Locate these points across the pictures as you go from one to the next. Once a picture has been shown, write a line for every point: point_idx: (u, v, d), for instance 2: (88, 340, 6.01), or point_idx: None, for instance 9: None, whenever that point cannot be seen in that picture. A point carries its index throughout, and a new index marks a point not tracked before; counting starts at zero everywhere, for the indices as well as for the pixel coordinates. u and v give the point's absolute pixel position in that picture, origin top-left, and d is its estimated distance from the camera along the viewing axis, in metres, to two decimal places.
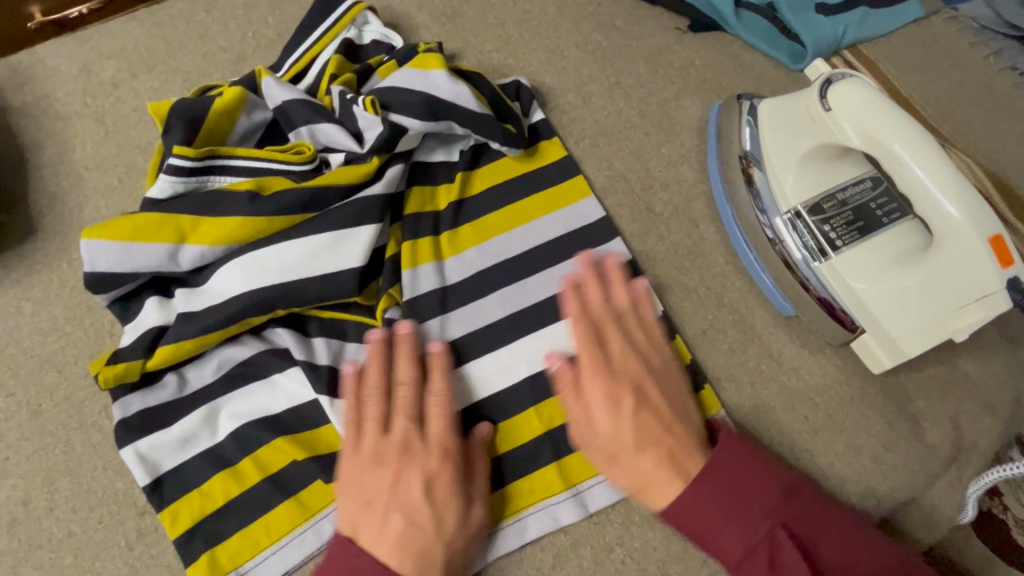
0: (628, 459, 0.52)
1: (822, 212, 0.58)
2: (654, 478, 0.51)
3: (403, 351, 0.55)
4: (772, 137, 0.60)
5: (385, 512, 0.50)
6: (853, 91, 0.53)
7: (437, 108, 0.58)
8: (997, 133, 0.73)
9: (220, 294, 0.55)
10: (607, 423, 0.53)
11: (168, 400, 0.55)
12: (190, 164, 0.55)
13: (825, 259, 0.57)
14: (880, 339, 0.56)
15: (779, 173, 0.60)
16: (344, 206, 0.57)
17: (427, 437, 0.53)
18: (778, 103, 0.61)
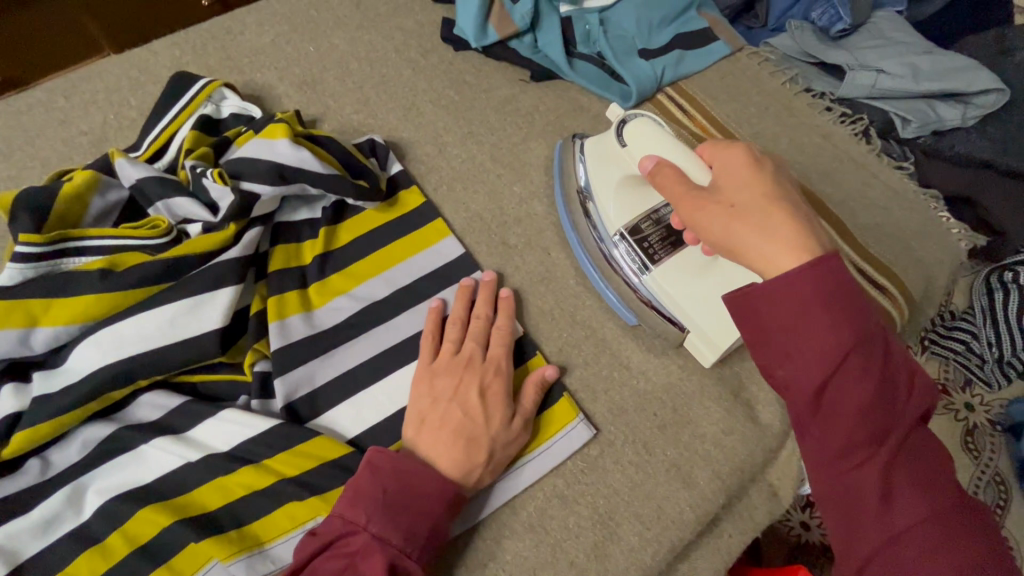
0: (749, 203, 0.51)
1: (641, 230, 0.66)
2: (749, 240, 0.50)
3: (482, 293, 0.67)
4: (595, 173, 0.69)
5: (447, 408, 0.58)
6: (638, 128, 0.64)
7: (285, 174, 0.63)
8: (800, 145, 0.84)
9: (77, 372, 0.56)
10: (736, 182, 0.53)
11: (29, 485, 0.55)
12: (38, 249, 0.57)
13: (648, 272, 0.65)
14: (700, 336, 0.64)
15: (603, 203, 0.69)
16: (202, 273, 0.60)
17: (487, 356, 0.63)
18: (596, 142, 0.70)
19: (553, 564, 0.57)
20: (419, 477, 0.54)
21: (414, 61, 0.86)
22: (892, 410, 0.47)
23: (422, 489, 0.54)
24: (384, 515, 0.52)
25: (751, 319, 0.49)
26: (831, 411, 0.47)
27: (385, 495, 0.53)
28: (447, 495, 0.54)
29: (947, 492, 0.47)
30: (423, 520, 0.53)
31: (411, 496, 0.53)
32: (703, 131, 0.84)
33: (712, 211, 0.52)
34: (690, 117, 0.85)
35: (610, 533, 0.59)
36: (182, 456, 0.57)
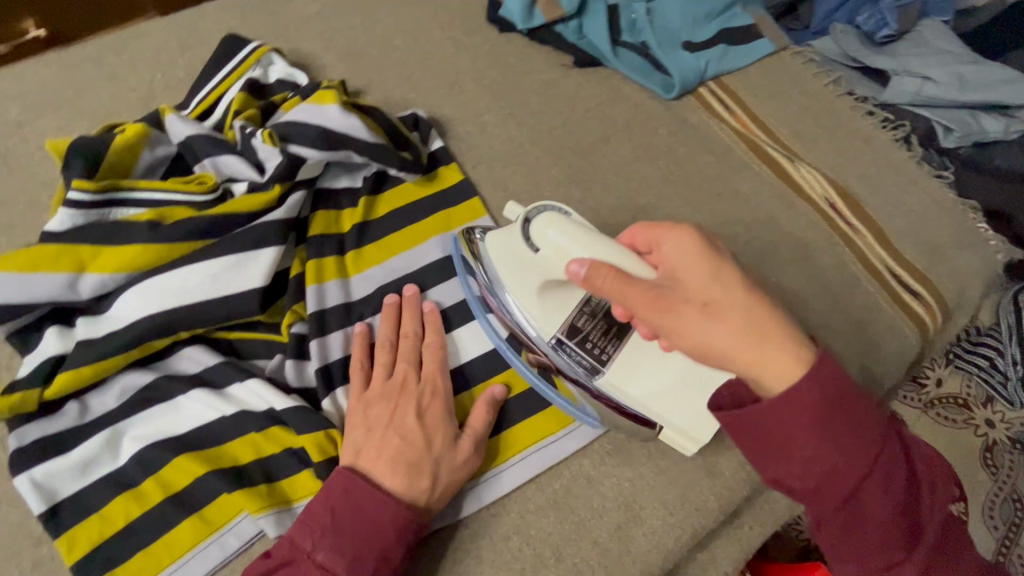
0: (726, 304, 0.51)
1: (578, 329, 0.61)
2: (744, 351, 0.49)
3: (412, 311, 0.64)
4: (505, 273, 0.62)
5: (383, 437, 0.56)
6: (544, 228, 0.58)
7: (332, 139, 0.63)
8: (840, 147, 0.84)
9: (121, 320, 0.57)
10: (701, 278, 0.53)
11: (67, 427, 0.56)
12: (90, 197, 0.58)
13: (600, 374, 0.60)
14: (673, 430, 0.59)
15: (529, 313, 0.61)
16: (247, 231, 0.60)
17: (422, 376, 0.61)
18: (494, 243, 0.62)
19: (576, 542, 0.58)
20: (368, 500, 0.53)
21: (458, 39, 0.85)
22: (913, 507, 0.49)
23: (371, 515, 0.52)
24: (331, 542, 0.51)
25: (766, 433, 0.48)
26: (861, 516, 0.48)
27: (332, 520, 0.52)
28: (394, 523, 0.52)
29: (961, 562, 0.50)
30: (371, 543, 0.52)
31: (361, 519, 0.52)
32: (743, 127, 0.84)
33: (687, 313, 0.51)
34: (732, 112, 0.85)
35: (634, 517, 0.59)
36: (217, 410, 0.58)
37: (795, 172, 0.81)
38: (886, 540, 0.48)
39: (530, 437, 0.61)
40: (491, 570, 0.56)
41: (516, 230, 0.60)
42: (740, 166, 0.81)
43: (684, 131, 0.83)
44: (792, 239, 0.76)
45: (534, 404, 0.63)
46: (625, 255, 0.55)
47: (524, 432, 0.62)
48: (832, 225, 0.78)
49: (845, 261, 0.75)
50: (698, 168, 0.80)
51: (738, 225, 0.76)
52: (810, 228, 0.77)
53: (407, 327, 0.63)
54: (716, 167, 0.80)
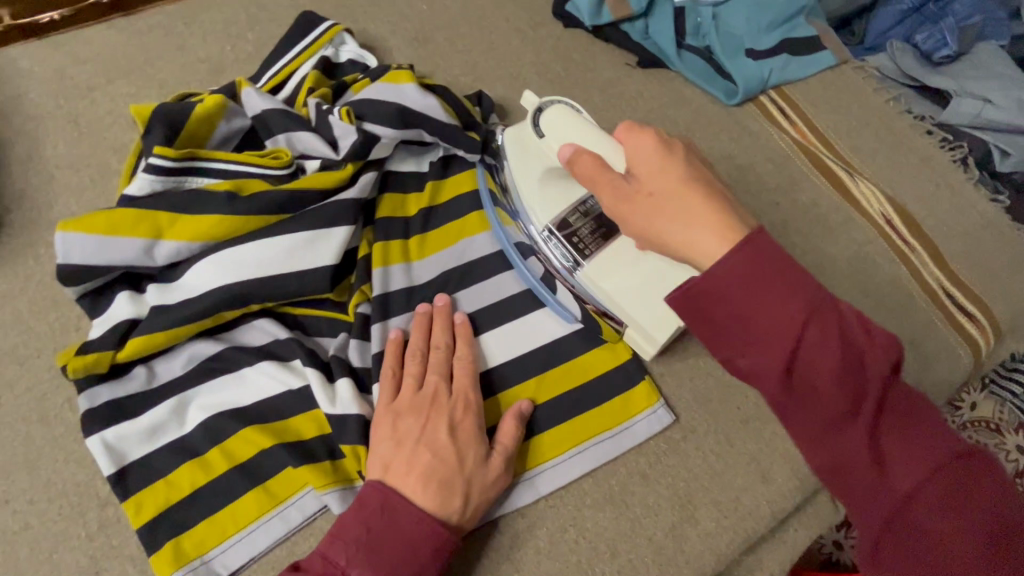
0: (667, 190, 0.51)
1: (569, 224, 0.64)
2: (691, 233, 0.48)
3: (443, 320, 0.62)
4: (516, 162, 0.67)
5: (412, 452, 0.54)
6: (552, 117, 0.61)
7: (408, 119, 0.64)
8: (898, 165, 0.84)
9: (195, 288, 0.57)
10: (654, 170, 0.52)
11: (135, 392, 0.56)
12: (169, 164, 0.58)
13: (580, 269, 0.63)
14: (639, 331, 0.62)
15: (527, 199, 0.66)
16: (320, 209, 0.61)
17: (453, 389, 0.58)
18: (513, 133, 0.67)
19: (632, 538, 0.58)
20: (402, 516, 0.51)
21: (524, 32, 0.85)
22: (862, 376, 0.44)
23: (406, 530, 0.51)
24: (364, 558, 0.49)
25: (706, 312, 0.46)
26: (809, 391, 0.44)
27: (366, 534, 0.50)
28: (430, 540, 0.51)
29: (939, 444, 0.44)
30: (405, 561, 0.50)
31: (394, 536, 0.51)
32: (803, 138, 0.84)
33: (634, 202, 0.52)
34: (792, 123, 0.85)
35: (689, 517, 0.59)
36: (283, 384, 0.58)
37: (853, 186, 0.81)
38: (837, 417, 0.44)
39: (559, 445, 0.60)
40: (547, 561, 0.56)
41: (528, 119, 0.63)
42: (798, 176, 0.81)
43: (744, 138, 0.83)
44: (846, 253, 0.77)
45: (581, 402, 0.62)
46: (614, 148, 0.57)
47: (555, 438, 0.60)
48: (887, 241, 0.78)
49: (900, 278, 0.76)
50: (756, 177, 0.80)
51: (796, 236, 0.77)
52: (865, 244, 0.78)
53: (438, 338, 0.61)
54: (774, 176, 0.81)
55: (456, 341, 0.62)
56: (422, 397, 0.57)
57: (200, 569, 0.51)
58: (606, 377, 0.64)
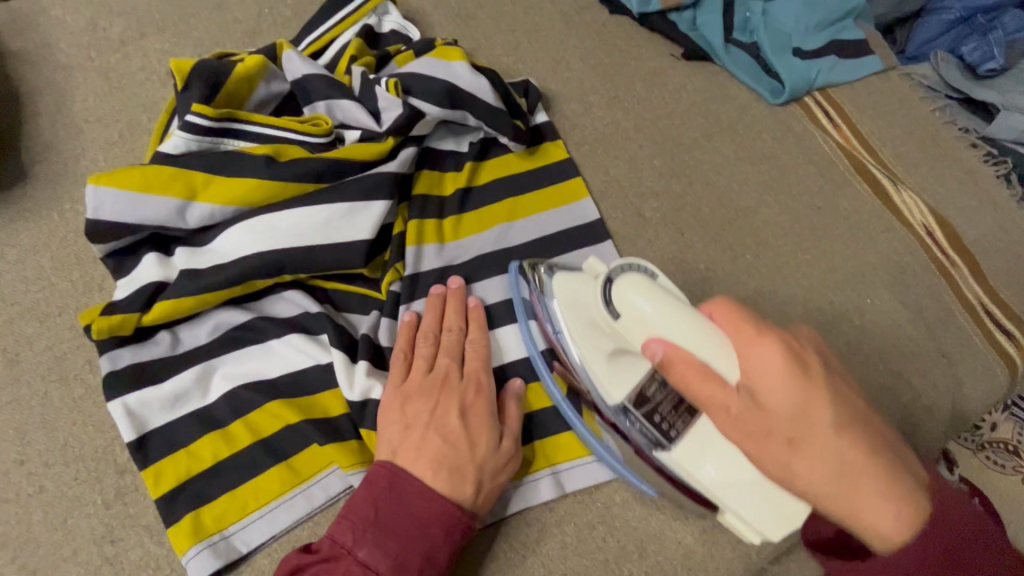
0: (816, 447, 0.40)
1: (647, 401, 0.50)
2: (820, 457, 0.40)
3: (456, 302, 0.60)
4: (574, 333, 0.52)
5: (422, 437, 0.52)
6: (627, 292, 0.47)
7: (456, 97, 0.62)
8: (943, 176, 0.82)
9: (226, 253, 0.55)
10: (784, 403, 0.41)
11: (158, 357, 0.54)
12: (206, 123, 0.56)
13: (664, 451, 0.49)
14: (737, 518, 0.46)
15: (590, 367, 0.52)
16: (359, 180, 0.58)
17: (465, 373, 0.57)
18: (563, 286, 0.53)
19: (661, 539, 0.56)
20: (413, 495, 0.49)
21: (568, 15, 0.83)
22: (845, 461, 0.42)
23: (416, 510, 0.49)
24: (373, 538, 0.48)
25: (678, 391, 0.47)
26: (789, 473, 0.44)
27: (374, 515, 0.48)
28: (442, 519, 0.49)
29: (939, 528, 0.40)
30: (415, 543, 0.48)
31: (404, 516, 0.49)
32: (847, 143, 0.82)
33: (768, 429, 0.41)
34: (837, 127, 0.83)
35: (720, 522, 0.58)
36: (311, 358, 0.56)
37: (895, 195, 0.79)
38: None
39: (578, 445, 0.58)
40: (574, 557, 0.54)
41: (596, 292, 0.48)
42: (840, 181, 0.79)
43: (787, 139, 0.81)
44: (886, 263, 0.75)
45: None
46: (707, 327, 0.44)
47: (571, 440, 0.58)
48: (928, 253, 0.76)
49: (941, 292, 0.74)
50: (798, 180, 0.79)
51: (837, 243, 0.75)
52: (907, 255, 0.76)
53: (450, 319, 0.59)
54: (817, 180, 0.79)
55: (468, 323, 0.59)
56: (432, 381, 0.55)
57: (218, 544, 0.49)
58: None
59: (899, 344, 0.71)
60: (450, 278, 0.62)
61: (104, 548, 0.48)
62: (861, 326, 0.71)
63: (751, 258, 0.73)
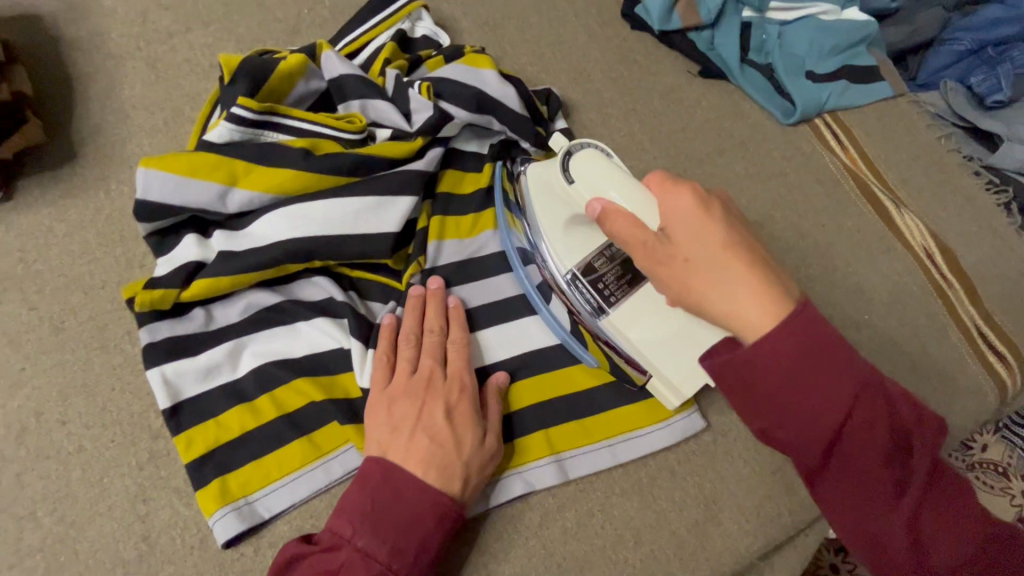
0: (712, 273, 0.48)
1: (595, 270, 0.62)
2: (716, 283, 0.48)
3: (438, 305, 0.61)
4: (540, 206, 0.63)
5: (410, 437, 0.53)
6: (583, 165, 0.57)
7: (483, 103, 0.66)
8: (944, 201, 0.85)
9: (262, 239, 0.59)
10: (689, 232, 0.49)
11: (193, 332, 0.57)
12: (249, 115, 0.59)
13: (604, 316, 0.61)
14: (662, 379, 0.61)
15: (548, 244, 0.63)
16: (388, 177, 0.62)
17: (448, 374, 0.58)
18: (535, 172, 0.63)
19: (656, 530, 0.59)
20: (406, 488, 0.51)
21: (591, 29, 0.87)
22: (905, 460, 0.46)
23: (410, 501, 0.51)
24: (371, 528, 0.49)
25: (745, 378, 0.46)
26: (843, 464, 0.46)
27: (371, 507, 0.50)
28: (435, 509, 0.51)
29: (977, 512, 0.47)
30: (410, 534, 0.50)
31: (398, 509, 0.50)
32: (853, 164, 0.85)
33: (670, 254, 0.50)
34: (844, 149, 0.86)
35: (712, 516, 0.61)
36: (335, 341, 0.59)
37: (897, 217, 0.82)
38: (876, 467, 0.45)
39: (578, 438, 0.61)
40: (573, 541, 0.58)
41: (557, 162, 0.59)
42: (845, 201, 0.83)
43: (796, 158, 0.84)
44: (884, 281, 0.78)
45: (604, 401, 0.63)
46: (636, 183, 0.54)
47: (568, 433, 0.61)
48: (926, 275, 0.79)
49: (936, 312, 0.77)
50: (804, 197, 0.82)
51: (838, 259, 0.79)
52: (905, 275, 0.79)
53: (431, 322, 0.60)
54: (822, 198, 0.82)
55: (449, 326, 0.61)
56: (416, 382, 0.57)
57: (243, 509, 0.52)
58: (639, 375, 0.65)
59: (893, 360, 0.74)
60: (430, 278, 0.63)
61: (136, 506, 0.52)
62: (857, 340, 0.74)
63: None
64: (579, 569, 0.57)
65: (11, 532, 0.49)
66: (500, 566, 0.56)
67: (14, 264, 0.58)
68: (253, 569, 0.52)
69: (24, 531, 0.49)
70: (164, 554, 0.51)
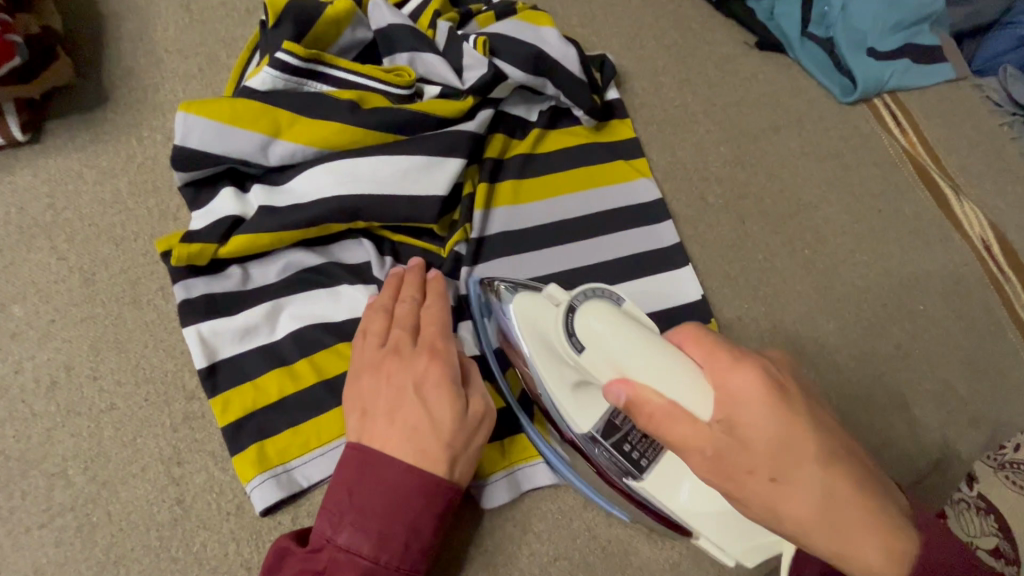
0: (798, 472, 0.37)
1: (615, 430, 0.50)
2: (796, 495, 0.37)
3: (410, 271, 0.56)
4: (535, 350, 0.49)
5: (384, 418, 0.49)
6: (592, 323, 0.42)
7: (542, 63, 0.62)
8: (1005, 192, 0.81)
9: (304, 196, 0.55)
10: (761, 429, 0.37)
11: (229, 290, 0.54)
12: (295, 62, 0.55)
13: (636, 480, 0.50)
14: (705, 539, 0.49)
15: (559, 402, 0.50)
16: (437, 136, 0.59)
17: (421, 342, 0.52)
18: (523, 312, 0.49)
19: None
20: (383, 474, 0.47)
21: None
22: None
23: (390, 486, 0.46)
24: (350, 524, 0.46)
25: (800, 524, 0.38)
26: None
27: (348, 501, 0.46)
28: (419, 490, 0.47)
29: None
30: (394, 522, 0.46)
31: (377, 498, 0.46)
32: (912, 149, 0.81)
33: (735, 464, 0.38)
34: (902, 131, 0.82)
35: None
36: None
37: (956, 206, 0.79)
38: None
39: None
40: (617, 522, 0.55)
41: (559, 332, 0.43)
42: (903, 187, 0.79)
43: (853, 139, 0.80)
44: (941, 273, 0.75)
45: None
46: (676, 352, 0.40)
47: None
48: (984, 267, 0.76)
49: (992, 306, 0.74)
50: (861, 180, 0.78)
51: (894, 248, 0.75)
52: (962, 267, 0.76)
53: (403, 289, 0.55)
54: (880, 182, 0.79)
55: (420, 291, 0.55)
56: (386, 357, 0.51)
57: (281, 477, 0.50)
58: None
59: (947, 353, 0.71)
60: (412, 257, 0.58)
61: (171, 469, 0.49)
62: (911, 331, 0.71)
63: (808, 253, 0.73)
64: (623, 552, 0.55)
65: (41, 490, 0.47)
66: (543, 545, 0.54)
67: (43, 211, 0.55)
68: None
69: (54, 489, 0.47)
70: (199, 519, 0.48)
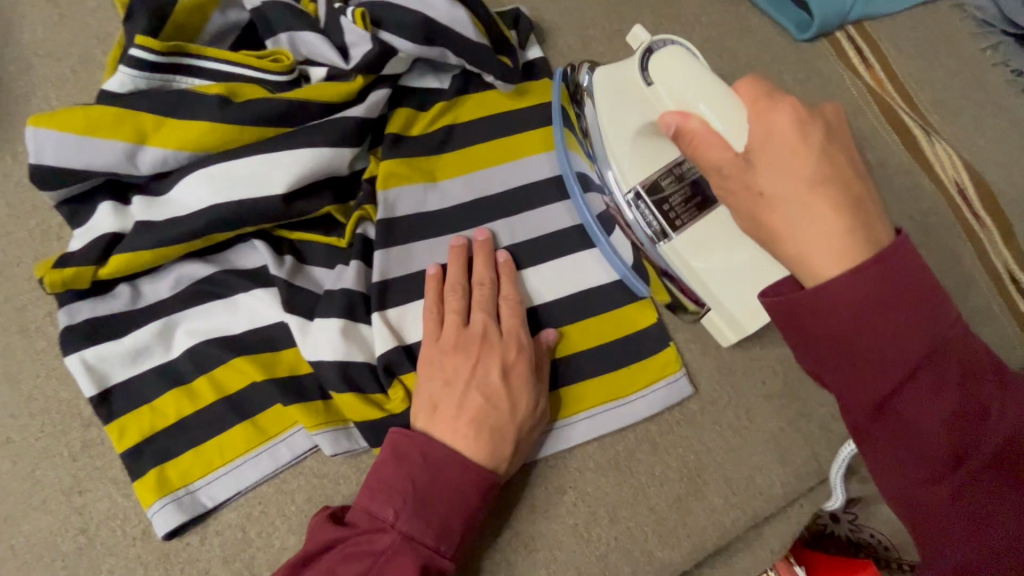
0: (787, 195, 0.40)
1: (661, 190, 0.54)
2: (825, 229, 0.38)
3: (482, 253, 0.56)
4: (604, 109, 0.54)
5: (462, 395, 0.50)
6: (665, 65, 0.49)
7: (430, 32, 0.56)
8: (982, 126, 0.73)
9: (182, 205, 0.52)
10: (775, 161, 0.40)
11: (118, 311, 0.52)
12: (153, 57, 0.51)
13: (667, 241, 0.54)
14: (722, 314, 0.55)
15: (613, 156, 0.55)
16: (322, 125, 0.53)
17: (502, 330, 0.53)
18: (603, 75, 0.55)
19: (633, 506, 0.55)
20: (452, 465, 0.47)
21: None
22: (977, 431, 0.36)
23: (453, 478, 0.47)
24: (414, 511, 0.46)
25: (812, 324, 0.37)
26: (906, 422, 0.36)
27: (412, 489, 0.46)
28: (479, 487, 0.47)
29: None
30: (456, 512, 0.46)
31: (443, 487, 0.47)
32: (877, 85, 0.73)
33: (745, 183, 0.42)
34: (866, 65, 0.74)
35: (696, 491, 0.56)
36: (276, 315, 0.54)
37: (928, 147, 0.71)
38: (933, 426, 0.36)
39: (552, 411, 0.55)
40: (543, 521, 0.53)
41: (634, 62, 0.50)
42: (867, 130, 0.71)
43: (810, 80, 0.72)
44: (907, 224, 0.68)
45: (583, 369, 0.56)
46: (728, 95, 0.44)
47: (572, 397, 0.55)
48: (954, 214, 0.69)
49: (963, 257, 0.68)
50: None
51: None
52: (931, 215, 0.69)
53: (481, 271, 0.55)
54: None
55: (498, 278, 0.56)
56: (467, 338, 0.52)
57: (184, 500, 0.49)
58: (620, 343, 0.57)
59: None
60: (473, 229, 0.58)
61: (72, 499, 0.49)
62: None
63: None
64: (549, 550, 0.53)
65: None
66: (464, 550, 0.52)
67: None
68: (200, 558, 0.49)
69: None
70: (104, 546, 0.48)
